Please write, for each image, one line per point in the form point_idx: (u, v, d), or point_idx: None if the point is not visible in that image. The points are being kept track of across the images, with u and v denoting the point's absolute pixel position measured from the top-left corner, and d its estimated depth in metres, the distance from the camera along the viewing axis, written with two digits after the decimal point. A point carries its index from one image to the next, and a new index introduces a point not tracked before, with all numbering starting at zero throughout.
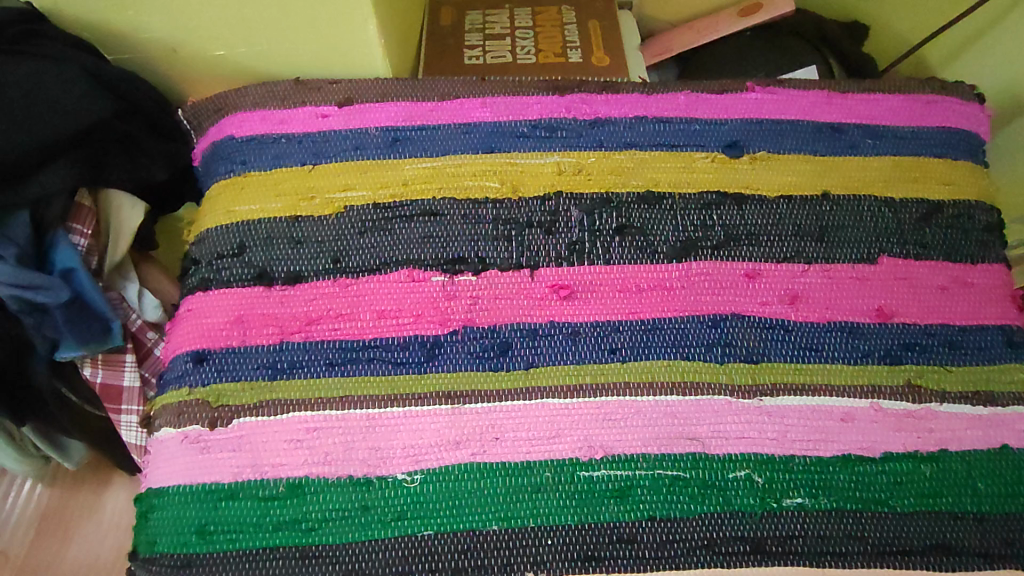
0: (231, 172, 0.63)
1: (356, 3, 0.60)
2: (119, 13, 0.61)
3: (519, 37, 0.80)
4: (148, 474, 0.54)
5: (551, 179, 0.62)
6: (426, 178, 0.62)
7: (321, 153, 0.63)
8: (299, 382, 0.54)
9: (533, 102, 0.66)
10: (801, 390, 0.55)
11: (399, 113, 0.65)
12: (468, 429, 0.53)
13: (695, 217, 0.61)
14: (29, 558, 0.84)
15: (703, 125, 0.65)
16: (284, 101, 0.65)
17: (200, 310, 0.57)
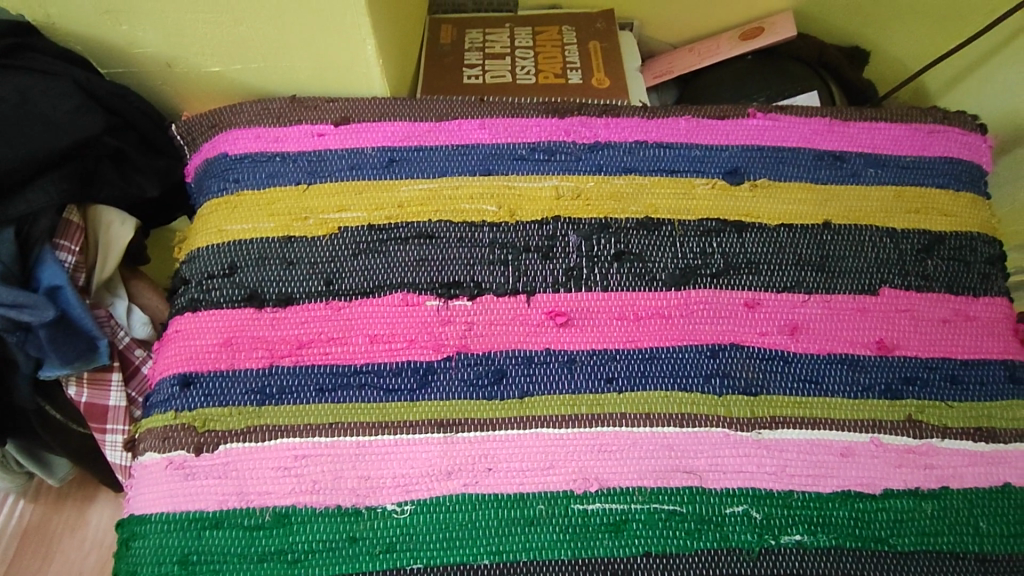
0: (224, 190, 0.62)
1: (354, 22, 0.60)
2: (114, 27, 0.61)
3: (518, 58, 0.80)
4: (130, 500, 0.52)
5: (549, 204, 0.62)
6: (422, 200, 0.62)
7: (316, 172, 0.62)
8: (288, 407, 0.53)
9: (532, 124, 0.65)
10: (801, 423, 0.54)
11: (396, 133, 0.64)
12: (460, 459, 0.52)
13: (695, 245, 0.60)
14: None
15: (703, 151, 0.65)
16: (279, 119, 0.65)
17: (188, 332, 0.56)
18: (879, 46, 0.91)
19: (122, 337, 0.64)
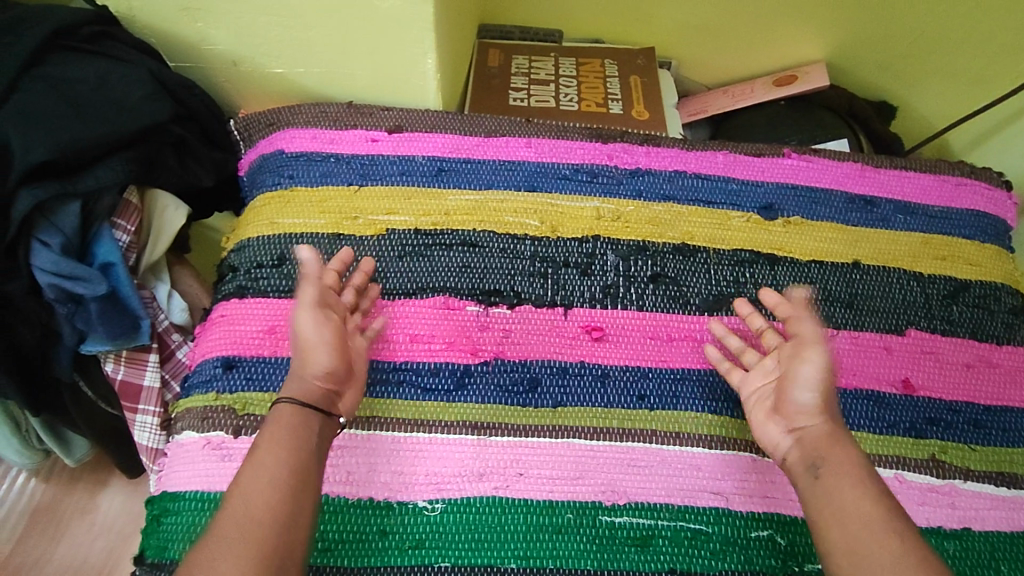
0: (278, 185, 0.65)
1: (418, 36, 0.62)
2: (189, 23, 0.64)
3: (563, 86, 0.83)
4: (164, 476, 0.53)
5: (590, 223, 0.64)
6: (468, 210, 0.64)
7: (368, 175, 0.65)
8: None
9: (576, 146, 0.68)
10: None
11: (446, 145, 0.67)
12: (493, 462, 0.53)
13: (729, 273, 0.63)
14: (14, 555, 0.82)
15: (740, 185, 0.67)
16: (337, 123, 0.68)
17: (235, 317, 0.58)
18: (907, 103, 0.94)
19: (162, 321, 0.66)
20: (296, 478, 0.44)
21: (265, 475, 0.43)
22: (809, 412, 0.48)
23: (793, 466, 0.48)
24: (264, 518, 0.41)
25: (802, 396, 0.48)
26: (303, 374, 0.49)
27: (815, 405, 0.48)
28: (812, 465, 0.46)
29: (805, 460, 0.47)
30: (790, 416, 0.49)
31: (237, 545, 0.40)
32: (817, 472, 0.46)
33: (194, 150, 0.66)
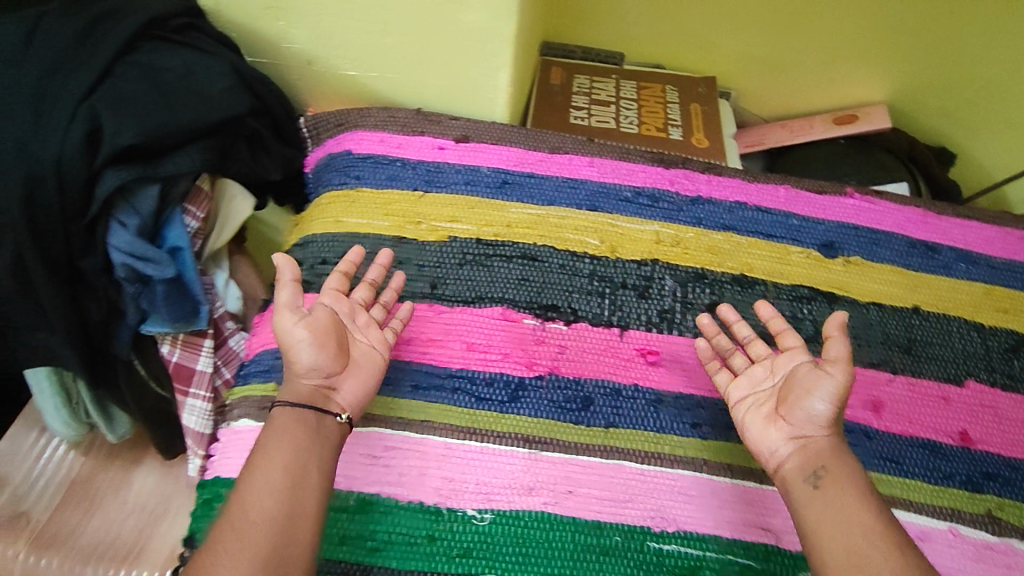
0: (345, 184, 0.66)
1: (493, 50, 0.63)
2: (271, 21, 0.66)
3: (623, 108, 0.83)
4: (218, 462, 0.54)
5: (649, 247, 0.65)
6: (529, 224, 0.65)
7: (433, 181, 0.66)
8: (381, 397, 0.55)
9: (639, 169, 0.68)
10: (893, 502, 0.54)
11: (509, 158, 0.68)
12: (543, 477, 0.53)
13: (786, 309, 0.62)
14: (48, 526, 0.85)
15: (801, 221, 0.67)
16: (405, 128, 0.69)
17: None
18: (967, 151, 0.94)
19: (219, 308, 0.68)
20: (294, 483, 0.45)
21: (264, 482, 0.44)
22: (820, 423, 0.48)
23: (788, 474, 0.47)
24: (263, 527, 0.42)
25: (819, 407, 0.48)
26: (295, 378, 0.50)
27: (826, 417, 0.48)
28: (812, 477, 0.46)
29: (804, 469, 0.47)
30: (796, 423, 0.49)
31: (239, 552, 0.41)
32: (816, 482, 0.46)
33: (266, 145, 0.67)
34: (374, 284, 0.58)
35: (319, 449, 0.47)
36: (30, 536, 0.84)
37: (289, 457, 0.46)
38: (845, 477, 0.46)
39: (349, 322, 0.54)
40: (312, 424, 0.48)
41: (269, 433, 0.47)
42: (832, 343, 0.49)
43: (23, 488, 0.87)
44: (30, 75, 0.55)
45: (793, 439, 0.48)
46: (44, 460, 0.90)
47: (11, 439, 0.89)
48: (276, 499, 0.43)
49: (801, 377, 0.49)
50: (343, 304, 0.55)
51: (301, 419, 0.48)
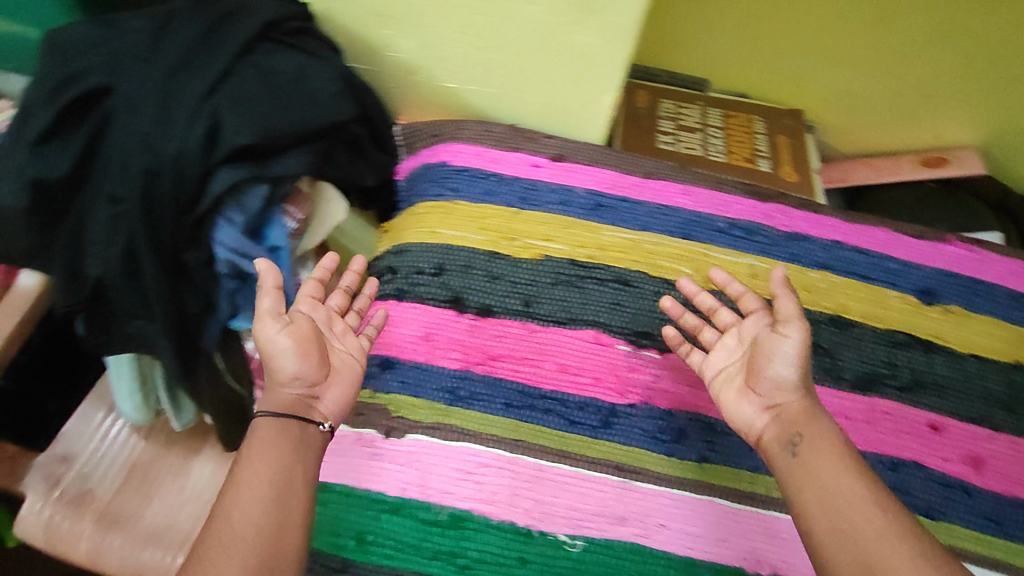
0: (441, 196, 0.67)
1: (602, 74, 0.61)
2: (378, 30, 0.66)
3: (710, 136, 0.82)
4: None
5: (743, 279, 0.64)
6: (622, 248, 0.65)
7: (527, 199, 0.66)
8: (475, 412, 0.57)
9: (734, 201, 0.68)
10: (999, 565, 0.53)
11: (604, 180, 0.68)
12: (634, 508, 0.53)
13: (882, 354, 0.61)
14: (111, 505, 0.87)
15: (898, 265, 0.66)
16: (501, 143, 0.69)
17: (394, 319, 0.61)
18: None
19: None
20: (276, 494, 0.44)
21: (243, 497, 0.43)
22: (789, 387, 0.48)
23: (767, 445, 0.47)
24: (247, 543, 0.41)
25: (781, 372, 0.48)
26: (276, 387, 0.49)
27: (793, 380, 0.48)
28: (789, 445, 0.46)
29: (782, 439, 0.46)
30: (767, 393, 0.49)
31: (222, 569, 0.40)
32: (794, 450, 0.45)
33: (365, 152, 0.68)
34: (348, 291, 0.59)
35: (299, 459, 0.47)
36: (94, 513, 0.86)
37: (268, 468, 0.45)
38: (817, 444, 0.45)
39: (326, 329, 0.54)
40: (293, 432, 0.47)
41: (249, 445, 0.46)
42: (782, 302, 0.49)
43: (88, 467, 0.89)
44: (156, 72, 0.56)
45: (769, 409, 0.49)
46: (110, 440, 0.92)
47: (82, 418, 0.93)
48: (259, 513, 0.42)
49: (761, 344, 0.49)
50: (319, 311, 0.54)
51: (280, 427, 0.47)
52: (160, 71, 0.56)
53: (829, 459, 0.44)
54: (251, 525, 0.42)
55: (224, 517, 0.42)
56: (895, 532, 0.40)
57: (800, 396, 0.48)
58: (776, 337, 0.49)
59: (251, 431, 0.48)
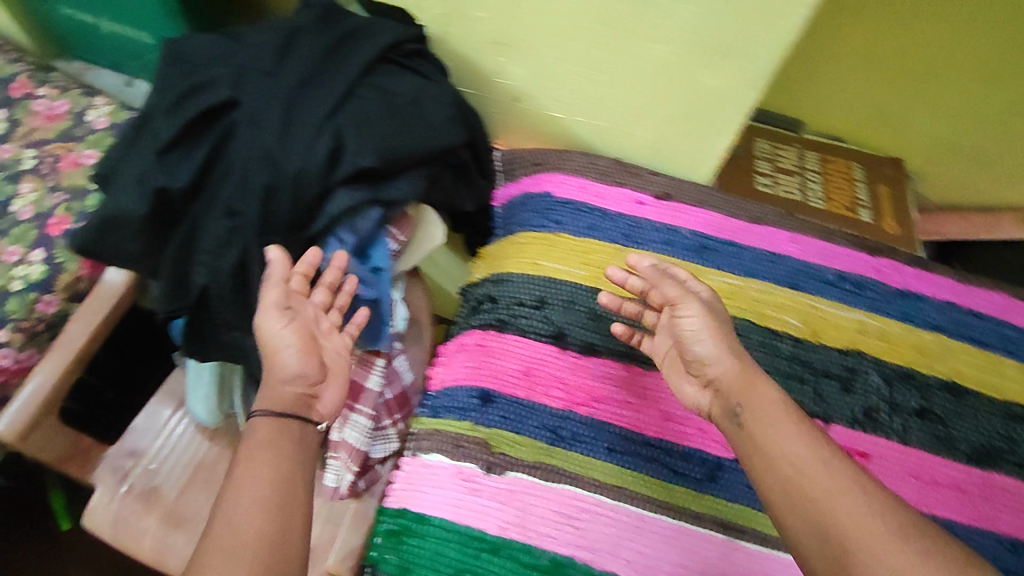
0: (545, 227, 0.66)
1: (727, 118, 0.59)
2: (491, 55, 0.63)
3: (809, 181, 0.80)
4: (410, 495, 0.57)
5: (853, 335, 0.62)
6: (727, 294, 0.64)
7: (632, 236, 0.65)
8: (578, 454, 0.57)
9: (842, 253, 0.66)
10: None
11: (710, 222, 0.67)
12: (740, 568, 0.53)
13: (1000, 428, 0.59)
14: (176, 504, 0.88)
15: (1016, 332, 0.64)
16: (606, 177, 0.68)
17: (497, 351, 0.61)
18: None
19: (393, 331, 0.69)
20: (278, 496, 0.46)
21: (245, 500, 0.45)
22: (713, 359, 0.50)
23: (719, 421, 0.49)
24: (253, 546, 0.43)
25: (702, 347, 0.50)
26: (273, 381, 0.52)
27: (716, 352, 0.50)
28: (733, 416, 0.47)
29: (725, 410, 0.48)
30: (699, 372, 0.51)
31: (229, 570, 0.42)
32: (738, 420, 0.47)
33: (469, 179, 0.67)
34: (332, 286, 0.58)
35: (293, 460, 0.49)
36: (160, 511, 0.87)
37: (266, 469, 0.47)
38: (761, 411, 0.46)
39: (314, 328, 0.56)
40: (287, 433, 0.50)
41: (247, 446, 0.48)
42: (665, 285, 0.53)
43: (154, 464, 0.90)
44: (275, 88, 0.55)
45: (705, 386, 0.51)
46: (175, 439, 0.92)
47: (150, 415, 0.94)
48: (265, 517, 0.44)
49: (679, 325, 0.52)
50: (305, 311, 0.55)
51: (277, 427, 0.50)
52: (281, 87, 0.55)
53: (766, 421, 0.45)
54: (257, 530, 0.44)
55: (224, 523, 0.44)
56: (895, 533, 0.38)
57: (729, 362, 0.49)
58: (679, 316, 0.52)
59: (249, 429, 0.50)
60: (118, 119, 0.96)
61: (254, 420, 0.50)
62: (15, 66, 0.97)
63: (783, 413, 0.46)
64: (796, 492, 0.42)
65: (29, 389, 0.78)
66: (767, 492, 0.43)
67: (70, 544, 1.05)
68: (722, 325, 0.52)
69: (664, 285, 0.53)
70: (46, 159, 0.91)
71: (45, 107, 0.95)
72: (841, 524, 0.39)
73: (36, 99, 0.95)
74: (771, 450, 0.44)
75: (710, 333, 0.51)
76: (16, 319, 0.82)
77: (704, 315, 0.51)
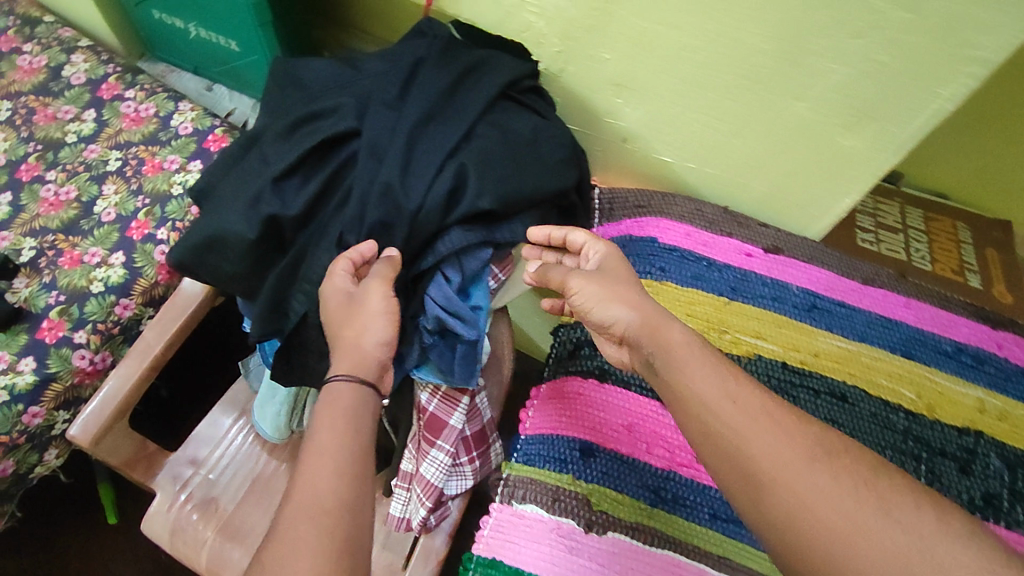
0: (648, 274, 0.64)
1: (850, 182, 0.56)
2: (608, 97, 0.62)
3: (913, 239, 0.79)
4: (503, 544, 0.54)
5: (972, 414, 0.59)
6: (839, 358, 0.61)
7: (739, 289, 0.63)
8: (681, 520, 0.54)
9: (961, 323, 0.63)
10: None
11: (821, 280, 0.64)
12: None
13: None
14: (233, 518, 0.82)
15: None
16: (712, 225, 0.66)
17: (600, 403, 0.59)
18: None
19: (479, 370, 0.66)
20: (349, 470, 0.42)
21: (320, 472, 0.42)
22: (614, 314, 0.51)
23: (640, 369, 0.51)
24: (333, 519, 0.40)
25: (604, 316, 0.52)
26: (358, 346, 0.49)
27: (619, 310, 0.51)
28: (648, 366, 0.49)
29: (642, 360, 0.49)
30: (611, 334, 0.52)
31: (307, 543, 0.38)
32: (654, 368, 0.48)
33: (577, 223, 0.65)
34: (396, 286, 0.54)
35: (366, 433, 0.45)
36: (217, 525, 0.81)
37: (340, 440, 0.44)
38: (669, 361, 0.47)
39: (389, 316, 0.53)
40: (362, 405, 0.47)
41: (322, 415, 0.45)
42: (553, 272, 0.57)
43: (214, 474, 0.85)
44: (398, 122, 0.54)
45: (619, 342, 0.53)
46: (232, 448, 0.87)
47: (211, 423, 0.89)
48: (337, 490, 0.41)
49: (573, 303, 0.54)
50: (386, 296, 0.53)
51: (353, 398, 0.47)
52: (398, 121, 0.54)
53: (699, 389, 0.45)
54: (333, 503, 0.40)
55: (305, 493, 0.40)
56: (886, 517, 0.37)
57: (626, 316, 0.50)
58: (570, 295, 0.54)
59: (329, 395, 0.46)
60: (201, 125, 0.94)
61: (333, 384, 0.47)
62: (106, 67, 0.98)
63: (700, 373, 0.45)
64: (745, 470, 0.41)
65: (105, 392, 0.75)
66: (712, 465, 0.43)
67: (107, 549, 1.03)
68: (607, 285, 0.52)
69: (550, 276, 0.56)
70: (131, 162, 0.92)
71: (132, 109, 0.95)
72: (791, 502, 0.39)
73: (125, 101, 0.96)
74: (708, 422, 0.43)
75: (603, 296, 0.52)
76: (94, 320, 0.82)
77: (588, 282, 0.53)
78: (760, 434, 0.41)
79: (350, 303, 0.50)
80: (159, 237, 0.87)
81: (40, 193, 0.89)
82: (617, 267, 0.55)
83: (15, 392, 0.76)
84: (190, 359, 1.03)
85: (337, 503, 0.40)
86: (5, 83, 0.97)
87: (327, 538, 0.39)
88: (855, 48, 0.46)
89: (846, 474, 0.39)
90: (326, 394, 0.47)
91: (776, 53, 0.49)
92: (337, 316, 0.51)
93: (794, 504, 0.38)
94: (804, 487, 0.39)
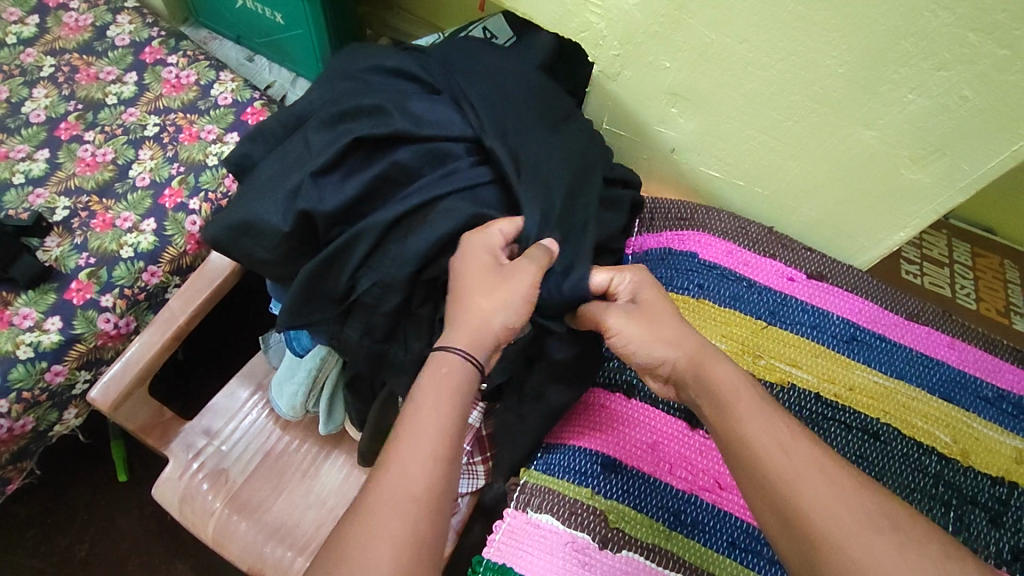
0: (686, 290, 0.63)
1: (915, 214, 0.57)
2: (662, 106, 0.61)
3: (958, 275, 0.79)
4: (515, 550, 0.52)
5: (1008, 463, 0.56)
6: (874, 394, 0.59)
7: (778, 314, 0.62)
8: (698, 546, 0.53)
9: (1004, 368, 0.61)
10: None
11: (863, 311, 0.62)
12: None
13: None
14: (241, 492, 0.81)
15: None
16: (757, 246, 0.64)
17: (624, 418, 0.58)
18: None
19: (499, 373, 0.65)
20: (454, 447, 0.45)
21: (415, 453, 0.43)
22: (661, 359, 0.50)
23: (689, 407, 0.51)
24: (414, 508, 0.42)
25: (649, 359, 0.51)
26: (490, 323, 0.48)
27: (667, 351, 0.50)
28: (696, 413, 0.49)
29: (690, 405, 0.50)
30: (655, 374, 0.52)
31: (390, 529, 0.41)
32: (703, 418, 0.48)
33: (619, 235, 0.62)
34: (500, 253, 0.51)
35: (460, 409, 0.46)
36: (225, 498, 0.80)
37: (431, 419, 0.45)
38: (720, 405, 0.46)
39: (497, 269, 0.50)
40: (464, 373, 0.47)
41: (425, 378, 0.47)
42: (593, 302, 0.53)
43: (227, 445, 0.84)
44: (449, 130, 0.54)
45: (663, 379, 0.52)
46: (246, 420, 0.86)
47: (227, 394, 0.87)
48: (427, 478, 0.43)
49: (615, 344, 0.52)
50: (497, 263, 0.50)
51: (450, 369, 0.47)
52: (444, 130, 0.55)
53: (750, 436, 0.44)
54: (423, 490, 0.42)
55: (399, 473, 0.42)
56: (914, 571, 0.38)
57: (672, 360, 0.49)
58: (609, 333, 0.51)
59: (439, 369, 0.47)
60: (241, 97, 0.94)
61: (448, 356, 0.47)
62: (151, 30, 0.98)
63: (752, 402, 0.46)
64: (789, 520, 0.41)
65: (131, 352, 0.75)
66: None
67: (111, 510, 1.04)
68: (650, 325, 0.51)
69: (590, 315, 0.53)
70: (168, 128, 0.92)
71: (173, 75, 0.95)
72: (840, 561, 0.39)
73: (167, 66, 0.96)
74: (756, 464, 0.43)
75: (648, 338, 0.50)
76: (121, 285, 0.82)
77: (632, 325, 0.51)
78: (812, 486, 0.41)
79: (491, 272, 0.49)
80: (191, 207, 0.87)
81: (77, 152, 0.89)
82: (653, 299, 0.53)
83: (40, 350, 0.77)
84: (210, 332, 1.04)
85: (429, 484, 0.42)
86: (49, 38, 0.96)
87: (409, 522, 0.41)
88: (936, 79, 0.47)
89: (906, 545, 0.39)
90: (436, 363, 0.47)
91: (849, 77, 0.50)
92: (475, 282, 0.49)
93: (844, 561, 0.38)
94: (855, 549, 0.39)
